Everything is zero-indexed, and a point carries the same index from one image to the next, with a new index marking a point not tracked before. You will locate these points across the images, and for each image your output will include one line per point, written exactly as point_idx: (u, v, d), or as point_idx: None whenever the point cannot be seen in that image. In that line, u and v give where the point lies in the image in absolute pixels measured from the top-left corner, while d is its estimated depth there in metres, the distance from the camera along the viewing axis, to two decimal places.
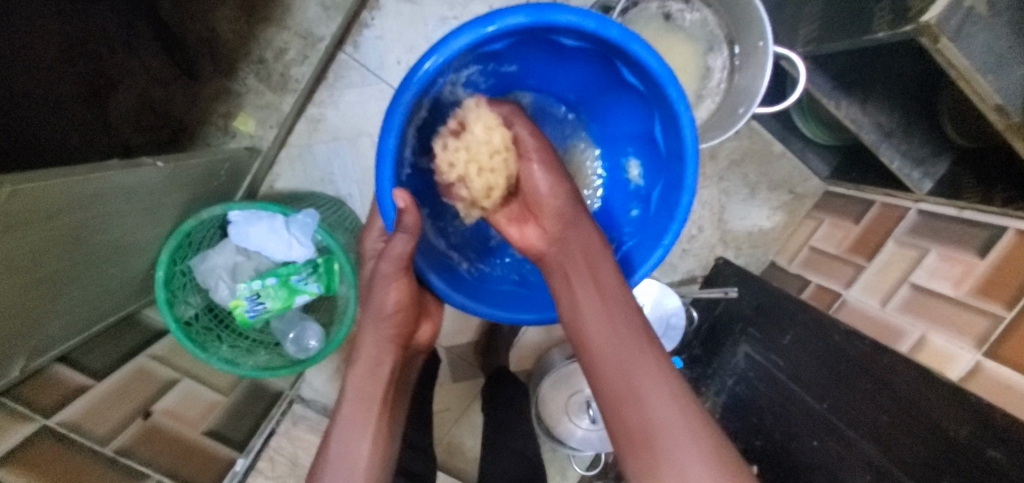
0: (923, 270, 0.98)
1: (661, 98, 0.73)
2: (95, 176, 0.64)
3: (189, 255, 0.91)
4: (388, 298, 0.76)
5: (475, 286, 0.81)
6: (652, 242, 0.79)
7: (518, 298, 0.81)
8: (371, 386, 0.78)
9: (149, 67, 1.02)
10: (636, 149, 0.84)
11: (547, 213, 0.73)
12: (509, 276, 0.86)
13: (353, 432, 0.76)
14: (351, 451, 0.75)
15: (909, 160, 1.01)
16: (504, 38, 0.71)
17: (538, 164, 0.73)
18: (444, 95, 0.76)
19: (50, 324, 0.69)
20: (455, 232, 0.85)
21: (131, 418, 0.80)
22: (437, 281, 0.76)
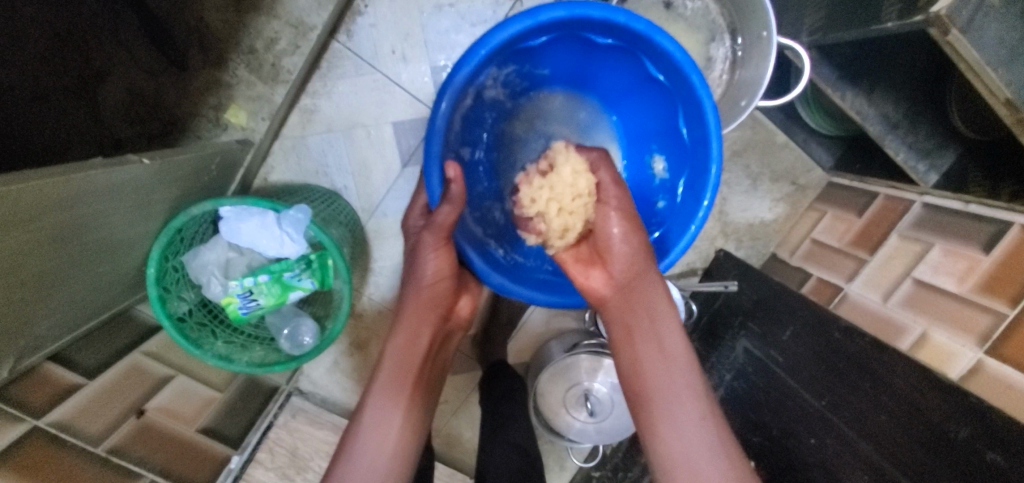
0: (927, 265, 0.95)
1: (684, 87, 0.74)
2: (75, 176, 0.62)
3: (181, 251, 0.90)
4: (427, 268, 0.76)
5: (514, 271, 0.83)
6: (682, 226, 0.79)
7: (552, 285, 0.84)
8: (412, 355, 0.77)
9: (137, 57, 1.00)
10: (662, 144, 0.85)
11: (615, 261, 0.74)
12: (542, 267, 0.87)
13: (387, 403, 0.74)
14: (388, 417, 0.73)
15: (915, 152, 0.99)
16: (542, 34, 0.74)
17: (616, 212, 0.74)
18: (484, 89, 0.79)
19: (40, 323, 0.68)
20: (493, 220, 0.86)
21: (124, 416, 0.79)
22: (476, 262, 0.79)
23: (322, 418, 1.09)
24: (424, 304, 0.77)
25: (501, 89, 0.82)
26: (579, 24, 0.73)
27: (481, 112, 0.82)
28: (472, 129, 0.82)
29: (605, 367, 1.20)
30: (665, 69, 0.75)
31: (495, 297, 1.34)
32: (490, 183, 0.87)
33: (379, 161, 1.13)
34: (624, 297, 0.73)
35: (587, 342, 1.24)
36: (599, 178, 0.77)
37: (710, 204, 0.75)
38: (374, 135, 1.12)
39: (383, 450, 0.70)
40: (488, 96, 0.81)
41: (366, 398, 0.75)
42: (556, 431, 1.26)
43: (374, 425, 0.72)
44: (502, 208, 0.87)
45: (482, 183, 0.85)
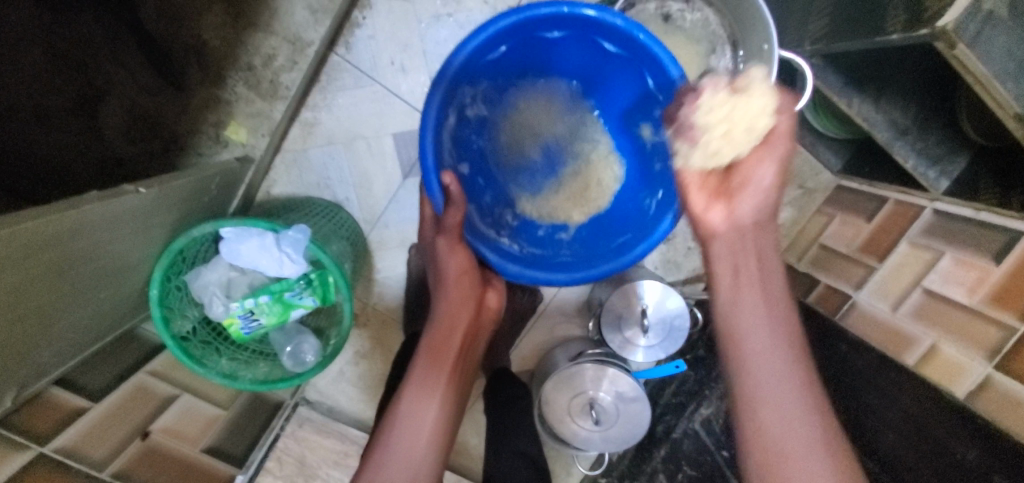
0: (937, 274, 0.93)
1: (643, 57, 0.76)
2: (69, 212, 0.62)
3: (184, 270, 0.91)
4: (451, 263, 0.78)
5: (535, 259, 0.83)
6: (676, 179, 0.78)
7: (576, 263, 0.82)
8: (446, 344, 0.77)
9: (136, 77, 1.00)
10: (641, 113, 0.84)
11: (749, 201, 0.65)
12: (559, 253, 0.86)
13: (422, 393, 0.73)
14: (422, 413, 0.71)
15: (925, 158, 0.96)
16: (502, 45, 0.77)
17: (772, 165, 0.65)
18: (464, 108, 0.81)
19: (42, 351, 0.69)
20: (506, 223, 0.87)
21: (128, 440, 0.80)
22: (488, 252, 0.79)
23: (330, 427, 1.09)
24: (452, 302, 0.79)
25: (482, 105, 0.85)
26: (532, 26, 0.75)
27: (470, 132, 0.85)
28: (466, 146, 0.84)
29: (610, 376, 1.19)
30: (621, 43, 0.77)
31: None
32: (497, 192, 0.89)
33: (379, 172, 1.12)
34: (737, 240, 0.65)
35: (591, 351, 1.24)
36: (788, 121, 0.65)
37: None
38: (374, 146, 1.11)
39: (418, 453, 0.68)
40: (470, 115, 0.84)
41: (400, 395, 0.73)
42: (562, 439, 1.26)
43: (408, 419, 0.71)
44: (513, 212, 0.89)
45: (489, 194, 0.87)
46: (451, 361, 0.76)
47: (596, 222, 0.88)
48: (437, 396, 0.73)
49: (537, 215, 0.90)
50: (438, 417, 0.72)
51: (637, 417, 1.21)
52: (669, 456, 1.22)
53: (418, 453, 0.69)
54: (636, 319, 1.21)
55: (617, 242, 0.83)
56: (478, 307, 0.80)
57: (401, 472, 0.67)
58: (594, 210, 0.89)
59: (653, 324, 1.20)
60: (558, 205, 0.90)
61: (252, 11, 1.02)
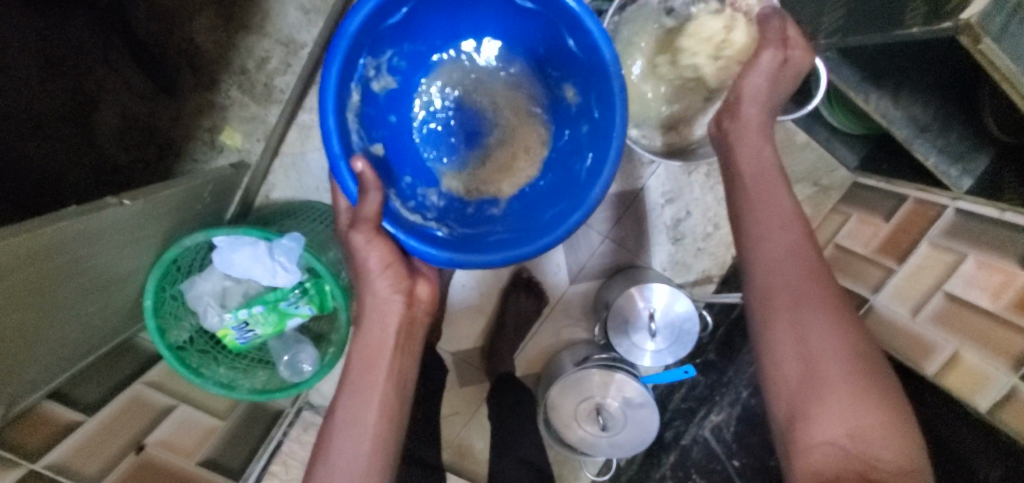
0: (959, 277, 0.88)
1: (558, 11, 0.70)
2: (44, 229, 0.60)
3: (179, 280, 0.90)
4: (371, 257, 0.67)
5: (467, 239, 0.73)
6: (604, 138, 0.71)
7: (510, 239, 0.73)
8: (379, 343, 0.68)
9: (129, 82, 0.98)
10: (566, 72, 0.78)
11: (744, 114, 0.74)
12: (493, 230, 0.76)
13: (359, 401, 0.66)
14: (363, 414, 0.65)
15: (946, 156, 0.91)
16: (402, 7, 0.69)
17: (763, 75, 0.72)
18: (369, 81, 0.73)
19: (30, 367, 0.69)
20: (430, 204, 0.78)
21: (122, 454, 0.79)
22: (408, 238, 0.68)
23: None
24: (379, 300, 0.69)
25: (389, 77, 0.76)
26: None
27: (378, 108, 0.76)
28: (374, 124, 0.75)
29: (618, 382, 1.16)
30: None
31: (502, 308, 1.30)
32: (415, 171, 0.80)
33: None
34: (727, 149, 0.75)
35: (597, 356, 1.21)
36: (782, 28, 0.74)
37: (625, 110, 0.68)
38: None
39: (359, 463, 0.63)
40: (377, 88, 0.75)
41: (338, 401, 0.67)
42: (568, 445, 1.23)
43: (349, 422, 0.65)
44: (437, 191, 0.80)
45: (406, 173, 0.78)
46: (387, 356, 0.68)
47: (529, 193, 0.79)
48: (376, 397, 0.66)
49: (464, 192, 0.80)
50: (384, 422, 0.66)
51: (647, 422, 1.17)
52: (677, 463, 1.20)
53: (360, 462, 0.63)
54: (644, 323, 1.16)
55: (550, 213, 0.74)
56: (408, 301, 0.70)
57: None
58: (525, 180, 0.80)
59: (661, 328, 1.16)
60: (487, 177, 0.81)
61: (244, 13, 1.00)
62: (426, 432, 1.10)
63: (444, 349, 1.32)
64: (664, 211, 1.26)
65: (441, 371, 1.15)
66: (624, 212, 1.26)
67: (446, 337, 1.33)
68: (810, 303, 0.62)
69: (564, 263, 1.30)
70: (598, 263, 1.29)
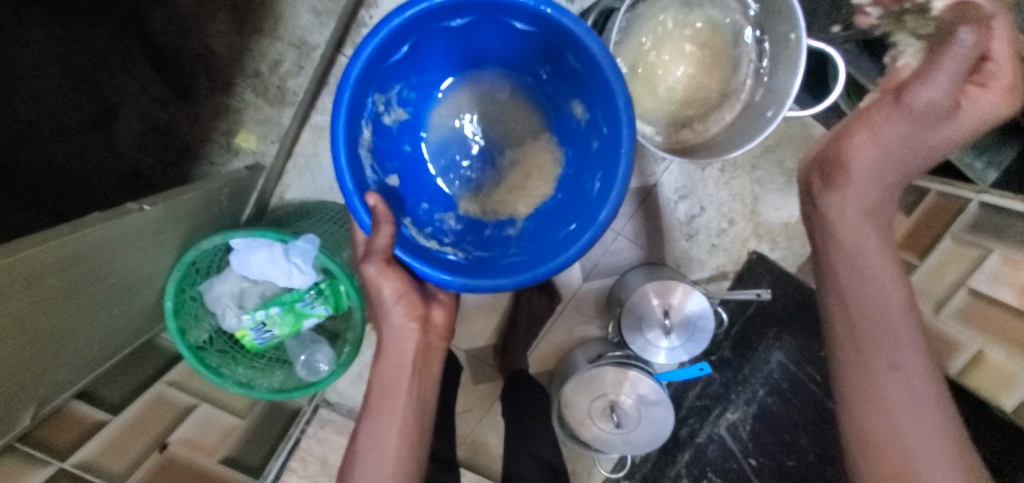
0: (984, 273, 0.85)
1: (558, 32, 0.68)
2: (70, 237, 0.62)
3: (198, 281, 0.91)
4: (383, 288, 0.70)
5: (483, 263, 0.73)
6: (613, 159, 0.70)
7: (525, 261, 0.72)
8: (396, 378, 0.72)
9: (146, 87, 0.99)
10: (571, 90, 0.77)
11: (887, 130, 0.66)
12: (509, 252, 0.76)
13: (378, 425, 0.71)
14: (383, 442, 0.70)
15: (970, 148, 0.91)
16: (403, 43, 0.70)
17: (932, 94, 0.61)
18: (380, 116, 0.74)
19: (58, 370, 0.71)
20: (447, 229, 0.79)
21: (145, 453, 0.80)
22: (423, 266, 0.68)
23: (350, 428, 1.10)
24: (394, 330, 0.73)
25: (401, 109, 0.78)
26: (431, 17, 0.67)
27: (391, 140, 0.77)
28: (388, 156, 0.76)
29: (632, 378, 1.16)
30: (531, 19, 0.68)
31: (515, 306, 1.30)
32: (432, 197, 0.81)
33: None
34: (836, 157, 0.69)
35: (611, 353, 1.21)
36: (989, 45, 0.60)
37: (631, 129, 0.67)
38: None
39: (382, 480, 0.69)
40: (389, 121, 0.76)
41: (359, 429, 0.72)
42: (582, 442, 1.23)
43: (369, 450, 0.70)
44: (454, 215, 0.81)
45: (423, 200, 0.79)
46: (407, 387, 0.72)
47: (544, 212, 0.79)
48: (395, 427, 0.71)
49: (481, 213, 0.81)
50: (403, 446, 0.71)
51: (661, 419, 1.17)
52: (693, 461, 1.18)
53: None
54: (657, 320, 1.16)
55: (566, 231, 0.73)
56: (423, 328, 0.73)
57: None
58: (539, 198, 0.80)
59: (676, 325, 1.15)
60: (502, 198, 0.81)
61: (257, 16, 1.01)
62: (441, 429, 1.11)
63: (459, 346, 1.33)
64: (677, 208, 1.25)
65: (455, 369, 1.15)
66: (636, 208, 1.25)
67: (460, 335, 1.33)
68: (895, 334, 0.66)
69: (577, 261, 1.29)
70: (611, 260, 1.29)
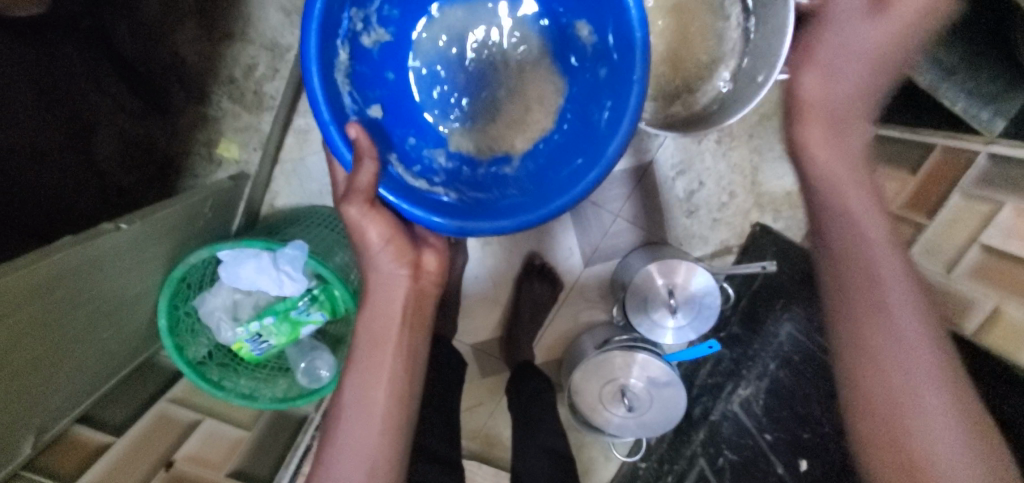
0: (997, 229, 0.82)
1: None
2: (43, 263, 0.60)
3: (192, 296, 0.90)
4: (368, 233, 0.64)
5: (478, 203, 0.69)
6: (626, 80, 0.66)
7: (526, 201, 0.69)
8: (385, 328, 0.65)
9: (120, 103, 0.98)
10: (577, 9, 0.73)
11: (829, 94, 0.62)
12: (507, 192, 0.72)
13: (368, 380, 0.64)
14: (372, 395, 0.63)
15: (975, 98, 0.86)
16: None
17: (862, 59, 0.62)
18: (358, 36, 0.70)
19: (53, 397, 0.70)
20: (438, 167, 0.76)
21: (153, 471, 0.79)
22: (412, 207, 0.64)
23: None
24: (383, 276, 0.66)
25: (381, 29, 0.74)
26: None
27: (372, 65, 0.73)
28: (369, 85, 0.73)
29: (641, 362, 1.14)
30: None
31: (516, 296, 1.28)
32: (418, 132, 0.77)
33: None
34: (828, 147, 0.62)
35: (618, 337, 1.19)
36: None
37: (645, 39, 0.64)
38: None
39: (364, 449, 0.62)
40: (369, 42, 0.72)
41: (344, 382, 0.65)
42: (595, 428, 1.23)
43: (356, 408, 0.63)
44: (444, 152, 0.77)
45: (409, 135, 0.76)
46: (395, 337, 0.65)
47: (543, 149, 0.76)
48: (383, 382, 0.64)
49: (475, 150, 0.77)
50: (389, 412, 0.64)
51: (673, 400, 1.15)
52: (709, 440, 1.17)
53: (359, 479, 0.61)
54: (663, 300, 1.13)
55: (574, 166, 0.70)
56: (414, 273, 0.66)
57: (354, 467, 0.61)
58: (541, 133, 0.76)
59: (681, 305, 1.13)
60: (499, 133, 0.77)
61: (226, 21, 0.98)
62: None
63: (464, 341, 1.32)
64: (676, 184, 1.22)
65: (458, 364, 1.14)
66: (632, 189, 1.23)
67: (464, 329, 1.32)
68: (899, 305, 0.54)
69: (576, 246, 1.27)
70: (611, 243, 1.26)
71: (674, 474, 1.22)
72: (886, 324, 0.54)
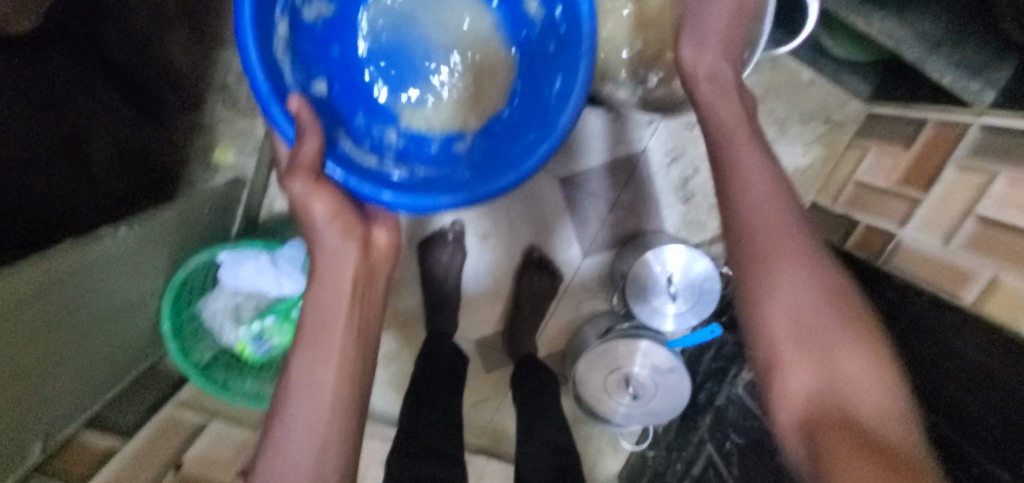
0: (992, 199, 0.82)
1: None
2: (42, 268, 0.62)
3: (194, 301, 0.90)
4: (315, 207, 0.60)
5: (430, 180, 0.69)
6: (573, 54, 0.67)
7: (479, 175, 0.68)
8: (333, 306, 0.58)
9: (112, 110, 0.96)
10: None
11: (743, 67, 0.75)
12: (460, 168, 0.72)
13: (314, 363, 0.56)
14: (318, 384, 0.55)
15: (964, 72, 0.86)
16: None
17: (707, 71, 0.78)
18: (298, 9, 0.68)
19: (59, 401, 0.72)
20: (388, 144, 0.75)
21: (162, 473, 0.81)
22: (363, 184, 0.62)
23: None
24: (330, 254, 0.60)
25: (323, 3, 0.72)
26: None
27: (315, 42, 0.72)
28: (310, 61, 0.72)
29: (643, 349, 1.14)
30: None
31: (517, 290, 1.28)
32: (367, 111, 0.76)
33: None
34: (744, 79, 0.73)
35: (621, 326, 1.19)
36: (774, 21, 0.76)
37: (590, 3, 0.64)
38: None
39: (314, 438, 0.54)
40: (310, 17, 0.71)
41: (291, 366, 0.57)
42: (603, 419, 1.22)
43: (298, 393, 0.55)
44: (394, 130, 0.76)
45: (356, 113, 0.75)
46: (344, 315, 0.58)
47: (496, 126, 0.76)
48: (333, 363, 0.56)
49: (426, 128, 0.78)
50: (345, 396, 0.56)
51: (677, 386, 1.15)
52: (715, 425, 1.17)
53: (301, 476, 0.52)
54: (662, 287, 1.14)
55: (526, 139, 0.70)
56: (364, 249, 0.61)
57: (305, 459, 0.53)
58: (493, 109, 0.78)
59: (681, 290, 1.13)
60: (450, 113, 0.78)
61: (217, 27, 0.99)
62: None
63: (467, 337, 1.33)
64: (670, 171, 1.23)
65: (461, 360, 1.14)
66: (623, 178, 1.23)
67: (466, 325, 1.32)
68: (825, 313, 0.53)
69: (576, 238, 1.27)
70: (609, 233, 1.27)
71: (683, 461, 1.22)
72: (807, 329, 0.53)
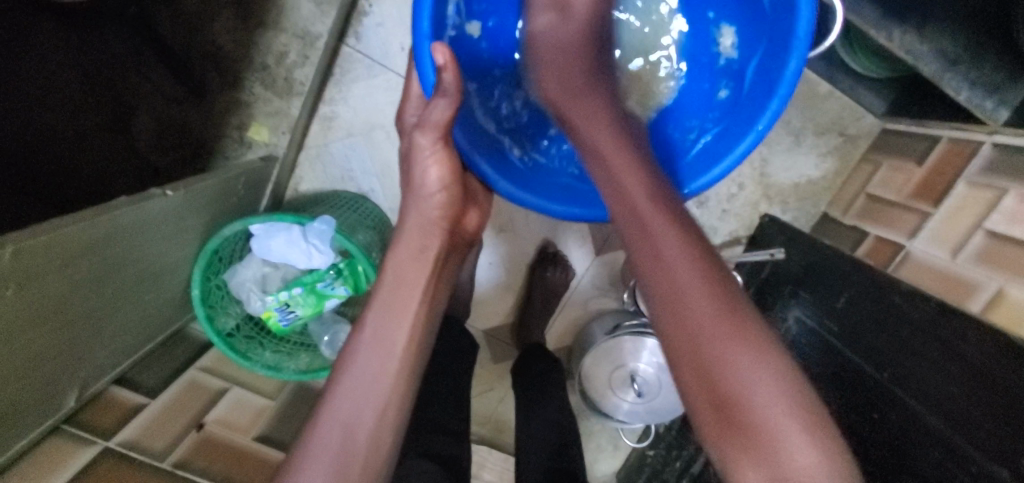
0: (1001, 215, 0.85)
1: None
2: (101, 218, 0.65)
3: (222, 270, 0.95)
4: (429, 173, 0.70)
5: (533, 174, 0.81)
6: (743, 127, 0.74)
7: (582, 186, 0.80)
8: (412, 273, 0.69)
9: (160, 87, 1.03)
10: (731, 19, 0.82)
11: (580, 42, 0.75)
12: (566, 169, 0.85)
13: (388, 316, 0.65)
14: (390, 336, 0.64)
15: (980, 89, 0.89)
16: None
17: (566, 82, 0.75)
18: None
19: (98, 353, 0.75)
20: (511, 112, 0.86)
21: (185, 432, 0.83)
22: (482, 165, 0.73)
23: None
24: (425, 221, 0.71)
25: None
26: None
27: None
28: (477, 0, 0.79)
29: (649, 346, 1.16)
30: None
31: (529, 283, 1.31)
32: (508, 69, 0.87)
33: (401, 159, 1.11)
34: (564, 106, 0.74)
35: (628, 323, 1.19)
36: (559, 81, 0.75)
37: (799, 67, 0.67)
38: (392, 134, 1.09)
39: (381, 386, 0.61)
40: None
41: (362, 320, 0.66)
42: (604, 413, 1.25)
43: (372, 344, 0.63)
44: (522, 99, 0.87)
45: (499, 69, 0.86)
46: (422, 284, 0.69)
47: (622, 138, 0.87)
48: (407, 320, 0.66)
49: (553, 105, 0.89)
50: (407, 352, 0.64)
51: None
52: None
53: (365, 431, 0.59)
54: None
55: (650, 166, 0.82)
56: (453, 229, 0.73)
57: (366, 407, 0.59)
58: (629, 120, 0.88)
59: None
60: None
61: (261, 10, 1.03)
62: None
63: (476, 327, 1.36)
64: None
65: None
66: None
67: (475, 315, 1.35)
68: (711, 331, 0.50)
69: (587, 234, 1.31)
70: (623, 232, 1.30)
71: (682, 459, 1.23)
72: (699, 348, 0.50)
